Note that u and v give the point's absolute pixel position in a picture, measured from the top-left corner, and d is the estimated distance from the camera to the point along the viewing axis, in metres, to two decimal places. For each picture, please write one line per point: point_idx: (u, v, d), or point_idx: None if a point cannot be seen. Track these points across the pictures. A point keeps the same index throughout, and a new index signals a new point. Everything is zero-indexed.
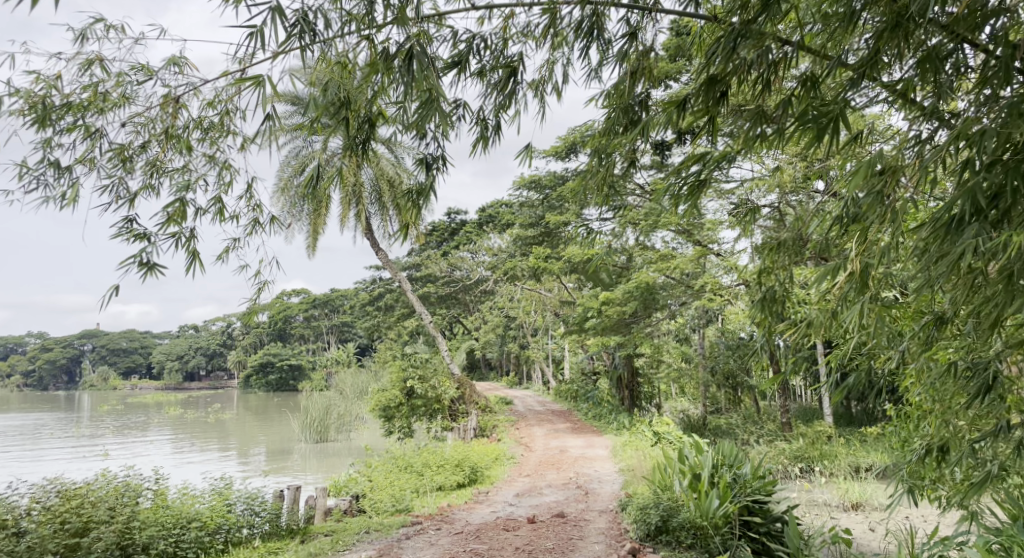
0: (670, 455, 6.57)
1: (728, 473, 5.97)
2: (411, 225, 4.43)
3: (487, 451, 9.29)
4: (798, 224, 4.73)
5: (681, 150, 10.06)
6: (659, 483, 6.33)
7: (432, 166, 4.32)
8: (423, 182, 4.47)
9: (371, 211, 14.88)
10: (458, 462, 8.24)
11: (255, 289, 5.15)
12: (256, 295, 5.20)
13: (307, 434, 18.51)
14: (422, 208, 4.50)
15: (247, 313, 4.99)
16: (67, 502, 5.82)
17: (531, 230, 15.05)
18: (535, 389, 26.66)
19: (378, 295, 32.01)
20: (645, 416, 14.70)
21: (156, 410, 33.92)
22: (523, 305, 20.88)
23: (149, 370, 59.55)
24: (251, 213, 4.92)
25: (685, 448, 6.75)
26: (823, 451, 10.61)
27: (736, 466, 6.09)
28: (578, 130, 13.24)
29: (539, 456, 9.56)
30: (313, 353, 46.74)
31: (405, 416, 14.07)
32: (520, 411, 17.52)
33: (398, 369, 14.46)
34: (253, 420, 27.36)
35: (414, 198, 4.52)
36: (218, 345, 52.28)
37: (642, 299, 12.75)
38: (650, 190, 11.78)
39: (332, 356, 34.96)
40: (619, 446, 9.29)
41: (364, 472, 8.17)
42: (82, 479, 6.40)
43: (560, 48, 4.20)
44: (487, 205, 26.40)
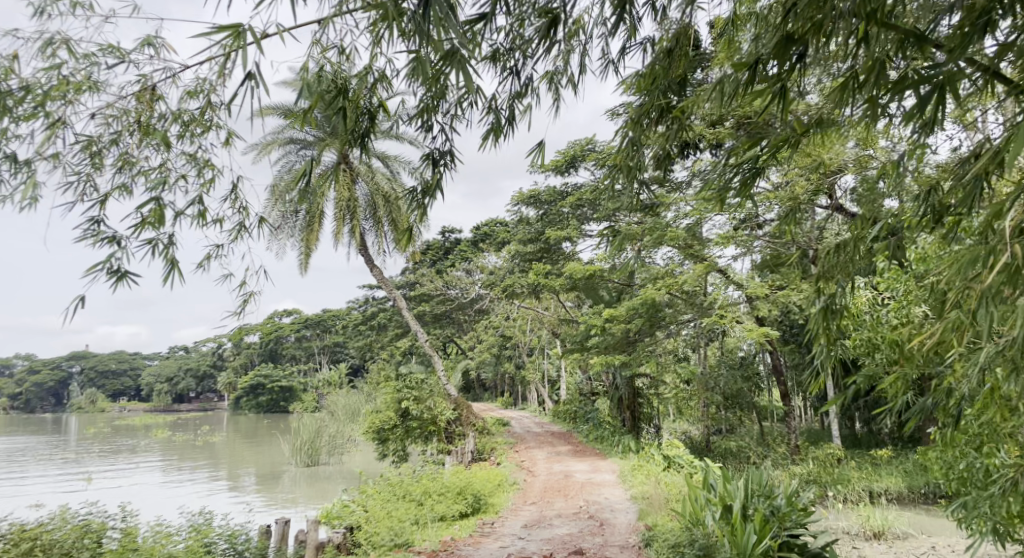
0: (694, 485, 6.16)
1: (760, 505, 5.55)
2: (415, 228, 4.05)
3: (489, 477, 8.83)
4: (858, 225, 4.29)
5: (688, 162, 9.77)
6: (689, 518, 5.93)
7: (439, 162, 3.95)
8: (428, 182, 4.09)
9: (365, 227, 14.50)
10: (460, 490, 7.78)
11: (240, 304, 4.67)
12: (241, 308, 4.74)
13: (298, 457, 17.98)
14: (426, 208, 4.13)
15: (231, 333, 4.52)
16: (18, 548, 5.38)
17: (530, 246, 14.69)
18: (530, 410, 26.22)
19: (371, 315, 31.52)
20: (648, 437, 14.29)
21: (144, 433, 33.21)
22: (519, 324, 20.52)
23: (138, 392, 58.68)
24: (237, 217, 4.50)
25: (709, 478, 6.34)
26: (836, 476, 10.21)
27: (770, 496, 5.68)
28: (579, 143, 12.95)
29: (543, 482, 9.10)
30: (304, 374, 46.09)
31: (399, 439, 13.62)
32: (517, 433, 17.03)
33: (392, 391, 14.01)
34: (242, 443, 26.75)
35: (418, 199, 4.13)
36: (208, 367, 51.52)
37: (647, 316, 12.39)
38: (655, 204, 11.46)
39: (324, 376, 34.36)
40: (627, 471, 8.86)
41: (359, 501, 7.67)
42: (40, 523, 6.03)
43: (577, 37, 3.91)
44: (481, 222, 26.13)
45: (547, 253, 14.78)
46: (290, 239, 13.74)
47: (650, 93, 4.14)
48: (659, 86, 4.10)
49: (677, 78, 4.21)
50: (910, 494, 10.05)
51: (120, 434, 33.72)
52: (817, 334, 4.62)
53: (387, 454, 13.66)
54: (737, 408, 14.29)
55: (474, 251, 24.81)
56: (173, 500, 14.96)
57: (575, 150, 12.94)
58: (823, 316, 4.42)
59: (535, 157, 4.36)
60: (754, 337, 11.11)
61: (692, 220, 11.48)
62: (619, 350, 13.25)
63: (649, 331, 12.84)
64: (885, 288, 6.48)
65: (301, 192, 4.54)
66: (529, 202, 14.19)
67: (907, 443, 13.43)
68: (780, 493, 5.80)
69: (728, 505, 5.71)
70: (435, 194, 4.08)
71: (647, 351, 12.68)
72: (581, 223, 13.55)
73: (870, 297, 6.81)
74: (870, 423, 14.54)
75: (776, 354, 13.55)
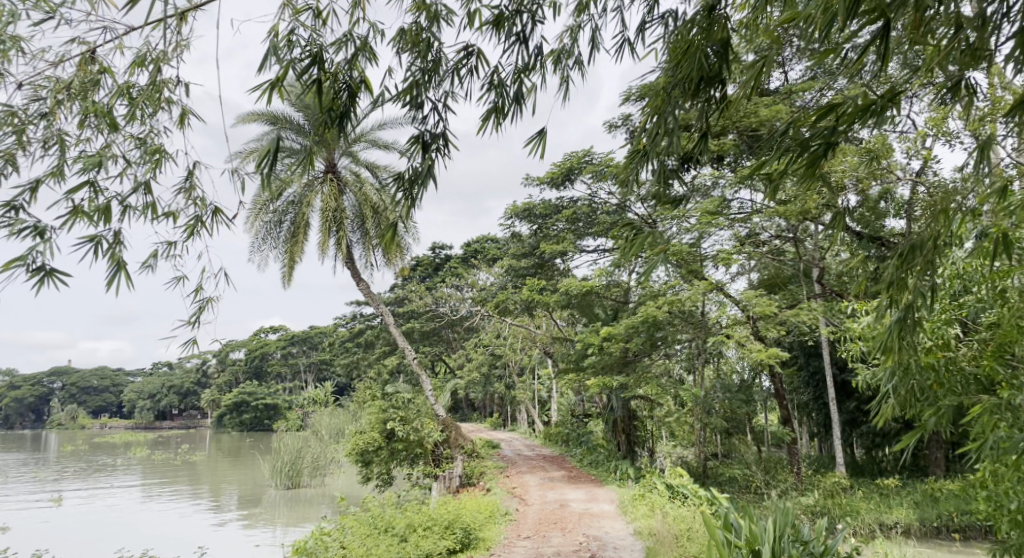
0: (710, 526, 5.62)
1: (793, 552, 5.01)
2: (404, 220, 3.62)
3: (479, 507, 8.25)
4: (935, 227, 3.77)
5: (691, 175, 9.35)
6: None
7: (431, 146, 3.57)
8: (418, 171, 3.68)
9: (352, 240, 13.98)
10: (448, 524, 7.20)
11: (193, 313, 4.20)
12: (195, 316, 4.21)
13: (278, 480, 17.26)
14: (415, 200, 3.73)
15: (182, 348, 4.06)
16: None
17: (524, 261, 14.19)
18: (520, 431, 25.59)
19: (359, 332, 30.87)
20: (643, 462, 13.75)
21: (123, 451, 32.26)
22: (511, 341, 20.04)
23: (121, 409, 57.50)
24: (194, 209, 4.00)
25: (729, 517, 5.82)
26: (843, 506, 9.78)
27: (799, 540, 5.18)
28: (576, 155, 12.53)
29: (536, 511, 8.54)
30: (290, 392, 45.22)
31: (384, 461, 13.03)
32: (508, 456, 16.42)
33: (378, 411, 13.42)
34: (223, 463, 25.88)
35: (406, 190, 3.71)
36: (191, 384, 50.53)
37: (646, 334, 11.92)
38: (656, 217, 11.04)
39: (309, 394, 33.53)
40: (628, 501, 8.34)
41: (335, 536, 7.05)
42: None
43: (586, 12, 3.57)
44: (473, 239, 25.77)
45: (543, 268, 14.28)
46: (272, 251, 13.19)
47: (687, 62, 3.88)
48: (698, 53, 3.85)
49: (721, 43, 3.96)
50: (921, 527, 9.54)
51: (98, 451, 32.81)
52: (889, 347, 4.06)
53: (370, 477, 13.07)
54: (735, 432, 13.81)
55: (464, 268, 24.30)
56: (144, 526, 14.23)
57: (571, 163, 12.47)
58: (899, 326, 3.86)
59: (535, 148, 3.95)
60: (759, 358, 10.66)
61: (694, 236, 11.06)
62: (616, 371, 12.73)
63: (648, 351, 12.36)
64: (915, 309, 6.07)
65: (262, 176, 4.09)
66: (523, 216, 13.69)
67: (910, 472, 13.02)
68: (813, 541, 5.30)
69: (757, 551, 5.17)
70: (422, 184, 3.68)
71: (647, 371, 12.19)
72: (577, 238, 13.08)
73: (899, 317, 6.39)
74: (871, 450, 14.13)
75: (777, 376, 13.11)
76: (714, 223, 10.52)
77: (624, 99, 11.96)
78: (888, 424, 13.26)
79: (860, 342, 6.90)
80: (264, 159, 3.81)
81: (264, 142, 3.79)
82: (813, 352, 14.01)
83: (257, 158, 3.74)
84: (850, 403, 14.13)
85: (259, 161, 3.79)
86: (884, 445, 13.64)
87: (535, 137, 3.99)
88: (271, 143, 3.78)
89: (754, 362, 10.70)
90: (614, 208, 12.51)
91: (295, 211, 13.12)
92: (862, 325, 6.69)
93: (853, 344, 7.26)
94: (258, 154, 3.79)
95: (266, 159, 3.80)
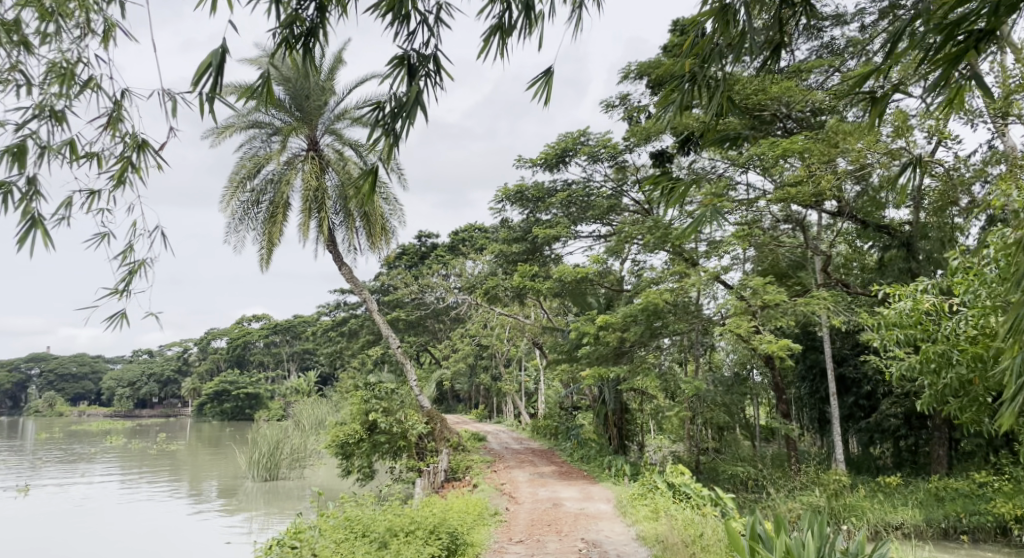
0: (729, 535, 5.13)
1: None
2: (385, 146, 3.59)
3: (467, 506, 7.71)
4: None
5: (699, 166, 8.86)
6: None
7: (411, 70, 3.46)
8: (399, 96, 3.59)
9: (335, 223, 13.33)
10: (432, 527, 6.63)
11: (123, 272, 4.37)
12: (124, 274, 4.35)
13: (255, 472, 16.60)
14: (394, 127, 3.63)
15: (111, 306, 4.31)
16: None
17: (515, 247, 13.57)
18: (506, 423, 25.09)
19: (342, 321, 30.14)
20: (636, 458, 13.28)
21: (99, 440, 31.29)
22: (498, 332, 19.58)
23: (99, 398, 56.41)
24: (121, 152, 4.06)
25: (754, 524, 5.47)
26: (847, 505, 9.43)
27: None
28: (570, 134, 11.94)
29: (528, 511, 8.03)
30: (272, 381, 44.47)
31: (365, 454, 12.51)
32: (495, 449, 15.92)
33: (359, 400, 12.86)
34: (200, 453, 25.08)
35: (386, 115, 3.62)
36: (172, 372, 49.61)
37: (646, 322, 11.40)
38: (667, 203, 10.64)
39: (291, 384, 32.84)
40: (626, 501, 7.83)
41: (308, 540, 6.46)
42: None
43: None
44: (459, 228, 25.31)
45: (534, 254, 13.67)
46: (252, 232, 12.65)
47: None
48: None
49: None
50: (928, 529, 9.14)
51: (74, 440, 31.77)
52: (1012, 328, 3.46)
53: (351, 471, 12.52)
54: (728, 427, 13.39)
55: (452, 257, 23.69)
56: (112, 519, 13.56)
57: (566, 143, 11.88)
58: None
59: (539, 89, 3.69)
60: (772, 349, 9.96)
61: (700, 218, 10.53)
62: (609, 362, 12.23)
63: (644, 341, 11.85)
64: (962, 292, 5.90)
65: (200, 97, 3.76)
66: (513, 200, 13.04)
67: (909, 470, 12.65)
68: None
69: None
70: (400, 109, 3.56)
71: (643, 361, 11.69)
72: (571, 224, 12.52)
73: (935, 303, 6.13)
74: (869, 447, 13.81)
75: (776, 368, 12.69)
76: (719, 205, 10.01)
77: (622, 76, 11.43)
78: (887, 420, 12.90)
79: (890, 333, 6.47)
80: (205, 72, 3.39)
81: (205, 50, 3.38)
82: (811, 344, 13.61)
83: (195, 68, 3.29)
84: (847, 398, 13.72)
85: (196, 75, 3.36)
86: (881, 442, 13.28)
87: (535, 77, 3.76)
88: (213, 54, 3.39)
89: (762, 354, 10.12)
90: (609, 193, 12.00)
91: (274, 190, 12.51)
92: (893, 314, 6.25)
93: (878, 335, 6.75)
94: (196, 67, 3.38)
95: (205, 73, 3.38)
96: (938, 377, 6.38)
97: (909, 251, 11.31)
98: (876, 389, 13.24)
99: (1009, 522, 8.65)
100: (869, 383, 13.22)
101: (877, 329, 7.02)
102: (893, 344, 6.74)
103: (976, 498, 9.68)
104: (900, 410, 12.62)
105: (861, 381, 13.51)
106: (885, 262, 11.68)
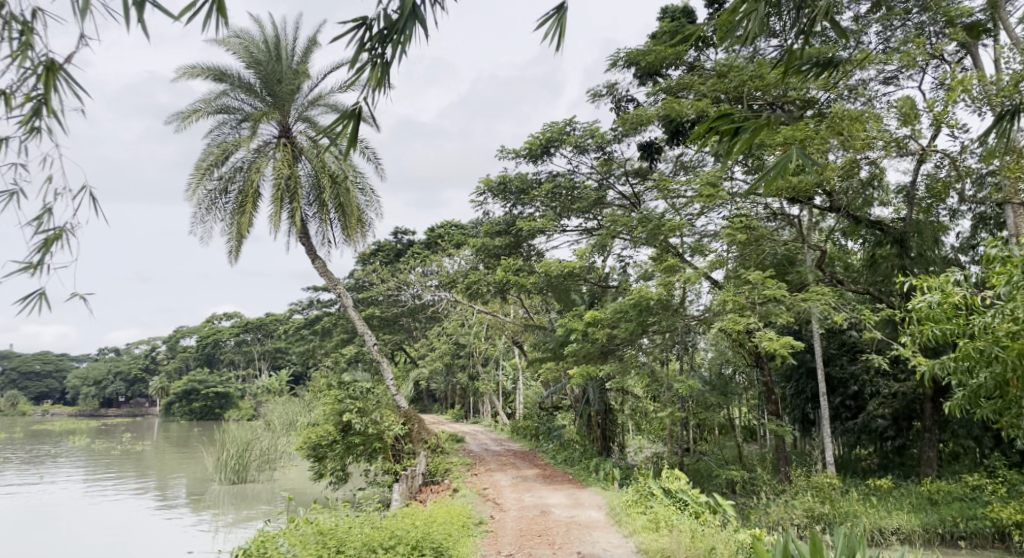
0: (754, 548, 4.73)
1: None
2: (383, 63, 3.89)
3: (449, 515, 7.20)
4: None
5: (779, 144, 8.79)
6: None
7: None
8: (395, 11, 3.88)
9: (308, 213, 12.76)
10: (414, 543, 6.12)
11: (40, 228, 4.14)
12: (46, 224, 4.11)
13: (222, 474, 15.89)
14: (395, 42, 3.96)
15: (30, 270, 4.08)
16: None
17: (497, 241, 13.08)
18: (482, 422, 24.57)
19: (316, 319, 29.51)
20: (621, 460, 12.86)
21: (60, 440, 29.95)
22: (476, 330, 19.15)
23: (65, 397, 54.71)
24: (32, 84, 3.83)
25: (779, 544, 5.10)
26: (843, 509, 9.11)
27: None
28: (557, 123, 11.47)
29: (515, 520, 7.58)
30: (243, 380, 43.44)
31: (339, 457, 11.96)
32: (474, 451, 15.38)
33: (333, 400, 12.28)
34: (167, 454, 24.05)
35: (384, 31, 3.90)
36: (140, 371, 48.28)
37: (636, 318, 10.98)
38: (664, 192, 10.19)
39: (263, 382, 31.92)
40: (619, 508, 7.41)
41: (278, 552, 5.94)
42: None
43: None
44: (436, 225, 24.84)
45: (516, 248, 13.24)
46: (223, 222, 12.10)
47: None
48: None
49: None
50: (923, 534, 8.83)
51: (34, 440, 30.56)
52: None
53: (324, 474, 11.97)
54: (715, 429, 13.04)
55: (429, 253, 23.16)
56: (69, 524, 12.79)
57: (552, 133, 11.42)
58: None
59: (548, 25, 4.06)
60: (773, 346, 9.58)
61: (696, 208, 10.13)
62: (596, 361, 11.78)
63: (633, 338, 11.44)
64: (1000, 285, 5.63)
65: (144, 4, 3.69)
66: (496, 192, 12.51)
67: (897, 471, 12.39)
68: None
69: None
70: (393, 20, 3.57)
71: (631, 360, 11.30)
72: (557, 219, 12.07)
73: (966, 297, 5.96)
74: (854, 448, 13.57)
75: (765, 367, 12.35)
76: (714, 196, 9.67)
77: (610, 64, 11.02)
78: (874, 420, 12.60)
79: (918, 331, 6.10)
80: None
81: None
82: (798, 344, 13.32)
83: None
84: (835, 399, 13.45)
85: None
86: (868, 443, 13.00)
87: (551, 16, 3.97)
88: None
89: (762, 352, 9.72)
90: (595, 186, 11.61)
91: (243, 178, 11.96)
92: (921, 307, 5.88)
93: (907, 331, 6.37)
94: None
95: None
96: (970, 377, 6.06)
97: (902, 248, 11.01)
98: (863, 390, 12.96)
99: (1007, 527, 8.41)
100: (857, 383, 12.95)
101: (897, 325, 6.65)
102: (917, 341, 6.37)
103: (971, 502, 9.43)
104: (888, 411, 12.39)
105: (848, 381, 13.25)
106: (877, 259, 11.37)
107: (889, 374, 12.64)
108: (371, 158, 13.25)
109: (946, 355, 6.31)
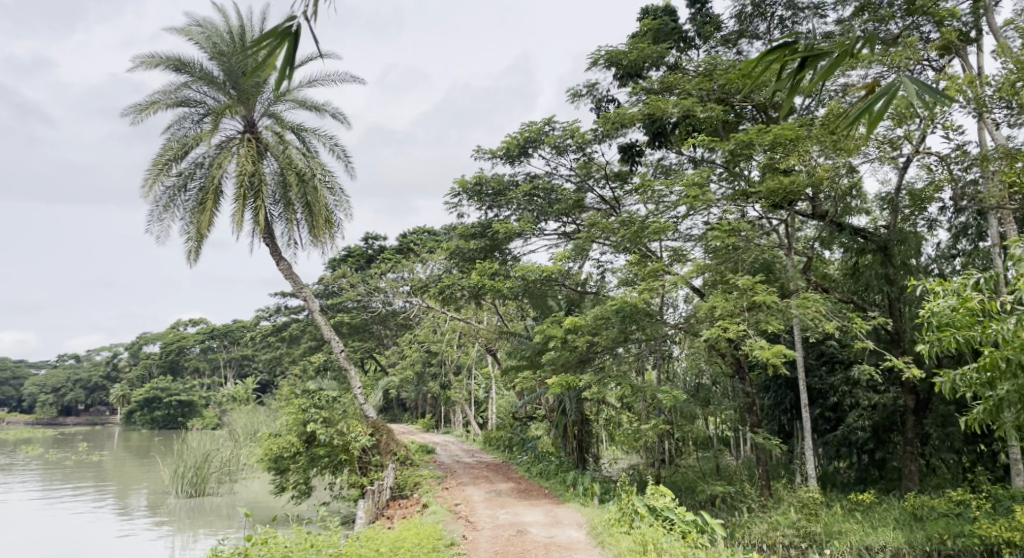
0: None
1: None
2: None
3: (417, 536, 6.68)
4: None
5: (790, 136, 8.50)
6: None
7: None
8: None
9: (273, 213, 12.22)
10: None
11: None
12: None
13: (180, 487, 15.10)
14: None
15: None
16: None
17: (472, 244, 12.67)
18: (454, 433, 24.07)
19: (282, 326, 28.74)
20: (597, 473, 12.45)
21: (13, 450, 28.44)
22: (450, 338, 18.67)
23: (21, 404, 52.84)
24: None
25: None
26: (830, 526, 8.81)
27: None
28: (535, 123, 11.05)
29: (489, 540, 7.10)
30: (208, 388, 42.30)
31: (302, 469, 11.39)
32: (445, 463, 14.84)
33: (297, 410, 11.72)
34: (125, 465, 22.93)
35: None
36: (101, 379, 46.87)
37: (617, 325, 10.59)
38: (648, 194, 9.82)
39: (229, 390, 30.91)
40: (600, 527, 6.97)
41: None
42: None
43: None
44: (408, 231, 24.39)
45: (492, 253, 12.82)
46: (181, 221, 11.51)
47: None
48: None
49: None
50: (910, 552, 8.52)
51: None
52: None
53: (286, 488, 11.37)
54: (694, 442, 12.67)
55: (400, 258, 22.52)
56: (10, 539, 11.94)
57: (530, 133, 11.02)
58: None
59: None
60: (765, 356, 9.21)
61: (681, 211, 9.75)
62: (573, 370, 11.35)
63: (611, 347, 11.04)
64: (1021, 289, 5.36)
65: None
66: (471, 194, 12.05)
67: (877, 485, 12.12)
68: None
69: None
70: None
71: (610, 369, 10.90)
72: (535, 222, 11.67)
73: (983, 302, 5.68)
74: (832, 460, 13.33)
75: (746, 377, 12.01)
76: (700, 198, 9.32)
77: (591, 62, 10.66)
78: (854, 432, 12.27)
79: (936, 338, 5.76)
80: None
81: None
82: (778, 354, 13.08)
83: None
84: (813, 410, 13.19)
85: None
86: (848, 456, 12.73)
87: None
88: None
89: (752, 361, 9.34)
90: (573, 189, 11.24)
91: (204, 175, 11.40)
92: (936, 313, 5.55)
93: (923, 337, 6.06)
94: None
95: None
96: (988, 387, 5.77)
97: (886, 256, 10.72)
98: (842, 401, 12.68)
99: (997, 544, 8.16)
100: (836, 394, 12.70)
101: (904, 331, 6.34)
102: (929, 349, 6.06)
103: (956, 519, 9.13)
104: (868, 423, 12.11)
105: (827, 392, 13.01)
106: (860, 268, 11.07)
107: (869, 385, 12.38)
108: (341, 156, 12.73)
109: (961, 365, 6.02)
